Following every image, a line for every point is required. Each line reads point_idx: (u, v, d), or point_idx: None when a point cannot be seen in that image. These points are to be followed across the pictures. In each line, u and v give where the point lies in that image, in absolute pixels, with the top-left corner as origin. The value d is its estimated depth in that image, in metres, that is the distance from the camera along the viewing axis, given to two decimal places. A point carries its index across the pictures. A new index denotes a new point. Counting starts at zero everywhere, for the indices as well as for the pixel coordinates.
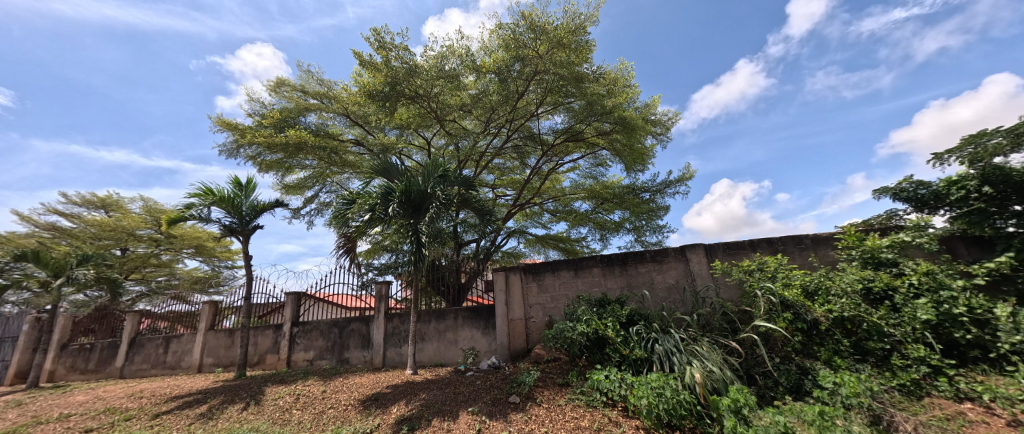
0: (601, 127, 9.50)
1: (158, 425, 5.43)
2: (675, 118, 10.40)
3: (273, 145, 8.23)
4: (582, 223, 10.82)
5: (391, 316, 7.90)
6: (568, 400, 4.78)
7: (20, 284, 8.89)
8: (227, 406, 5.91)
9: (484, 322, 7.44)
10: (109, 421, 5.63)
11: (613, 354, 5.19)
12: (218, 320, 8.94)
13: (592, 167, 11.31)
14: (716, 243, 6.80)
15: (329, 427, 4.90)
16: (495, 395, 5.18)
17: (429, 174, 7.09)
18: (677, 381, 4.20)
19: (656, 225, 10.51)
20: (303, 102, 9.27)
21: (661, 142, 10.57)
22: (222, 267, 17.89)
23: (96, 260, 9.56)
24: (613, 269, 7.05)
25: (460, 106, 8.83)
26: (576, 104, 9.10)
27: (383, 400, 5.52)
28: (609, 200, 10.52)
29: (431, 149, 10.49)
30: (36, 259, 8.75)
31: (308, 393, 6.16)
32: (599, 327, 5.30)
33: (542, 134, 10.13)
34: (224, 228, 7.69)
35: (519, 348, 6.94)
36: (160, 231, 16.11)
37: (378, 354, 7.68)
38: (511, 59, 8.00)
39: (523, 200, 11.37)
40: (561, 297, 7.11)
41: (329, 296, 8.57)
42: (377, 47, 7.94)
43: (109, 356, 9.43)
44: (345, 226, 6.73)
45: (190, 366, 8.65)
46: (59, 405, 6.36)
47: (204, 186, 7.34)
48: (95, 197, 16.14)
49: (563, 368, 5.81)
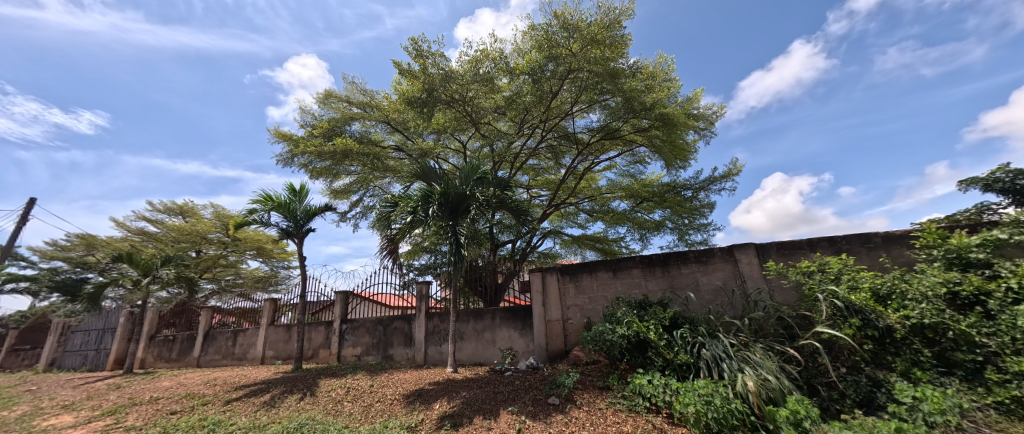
0: (638, 124, 9.27)
1: (229, 411, 5.98)
2: (719, 111, 9.86)
3: (323, 153, 8.78)
4: (620, 224, 10.55)
5: (431, 315, 8.14)
6: (609, 404, 4.67)
7: (117, 282, 10.19)
8: (287, 396, 6.40)
9: (521, 323, 7.46)
10: (189, 405, 6.29)
11: (656, 358, 5.00)
12: (277, 316, 9.68)
13: (630, 164, 11.00)
14: (769, 242, 6.35)
15: (377, 420, 5.15)
16: (534, 396, 5.19)
17: (467, 177, 7.24)
18: (728, 389, 3.98)
19: (699, 224, 10.03)
20: (348, 111, 9.80)
21: (704, 137, 10.07)
22: (279, 267, 19.40)
23: (176, 261, 10.72)
24: (653, 270, 6.81)
25: (495, 108, 8.94)
26: (612, 101, 8.91)
27: (426, 396, 5.71)
28: (648, 199, 10.18)
29: (466, 152, 10.69)
30: (129, 260, 9.98)
31: (357, 387, 6.52)
32: (641, 330, 5.12)
33: (577, 133, 10.00)
34: (281, 231, 8.33)
35: (557, 349, 6.89)
36: (226, 235, 17.76)
37: (419, 352, 7.96)
38: (545, 59, 7.95)
39: (559, 200, 11.27)
40: (600, 298, 6.97)
41: (374, 295, 8.98)
42: (415, 56, 8.25)
43: (187, 347, 10.55)
44: (388, 228, 7.03)
45: (254, 358, 9.45)
46: (149, 389, 7.21)
47: (264, 193, 8.01)
48: (174, 205, 18.11)
49: (603, 371, 5.69)
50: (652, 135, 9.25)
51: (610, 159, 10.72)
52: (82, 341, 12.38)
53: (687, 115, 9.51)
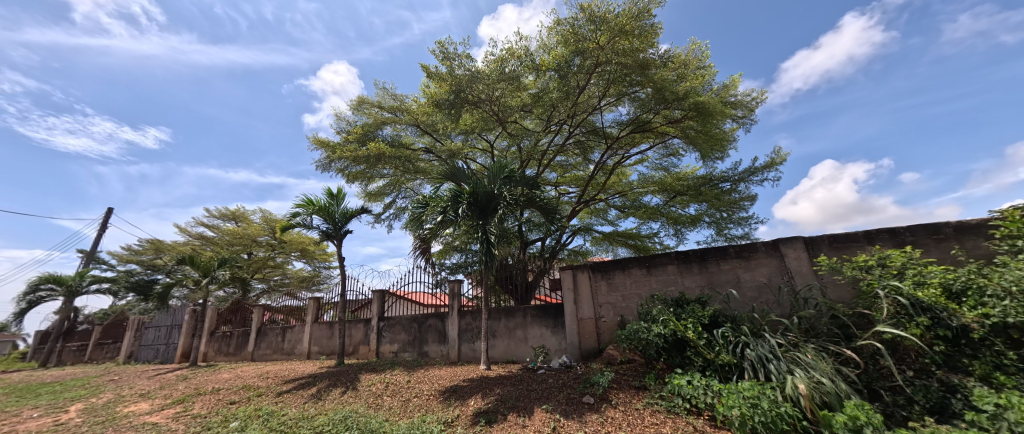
0: (671, 115, 8.99)
1: (281, 402, 6.40)
2: (759, 97, 9.30)
3: (357, 158, 9.15)
4: (653, 219, 10.22)
5: (463, 313, 8.28)
6: (647, 404, 4.54)
7: (181, 282, 11.18)
8: (331, 389, 6.75)
9: (553, 321, 7.40)
10: (246, 395, 6.79)
11: (696, 358, 4.80)
12: (321, 314, 10.23)
13: (662, 157, 10.63)
14: (820, 235, 5.92)
15: (415, 414, 5.31)
16: (568, 395, 5.14)
17: (495, 176, 7.30)
18: (776, 392, 3.75)
19: (739, 218, 9.52)
20: (380, 116, 10.14)
21: (743, 125, 9.56)
22: (321, 267, 20.50)
23: (231, 262, 11.60)
24: (689, 267, 6.54)
25: (521, 106, 8.93)
26: (643, 93, 8.66)
27: (461, 393, 5.82)
28: (683, 193, 9.80)
29: (494, 151, 10.76)
30: (191, 262, 10.91)
31: (395, 382, 6.77)
32: (678, 329, 4.94)
33: (606, 128, 9.82)
34: (322, 234, 8.78)
35: (590, 347, 6.79)
36: (273, 238, 19.01)
37: (453, 349, 8.13)
38: (571, 54, 7.81)
39: (588, 197, 11.09)
40: (633, 296, 6.79)
41: (408, 293, 9.25)
42: (442, 58, 8.39)
43: (242, 342, 11.40)
44: (420, 228, 7.21)
45: (301, 353, 10.06)
46: (211, 381, 7.85)
47: (306, 198, 8.48)
48: (227, 211, 19.60)
49: (638, 370, 5.54)
50: (686, 126, 8.92)
51: (641, 153, 10.42)
52: (154, 336, 13.71)
53: (724, 103, 9.04)
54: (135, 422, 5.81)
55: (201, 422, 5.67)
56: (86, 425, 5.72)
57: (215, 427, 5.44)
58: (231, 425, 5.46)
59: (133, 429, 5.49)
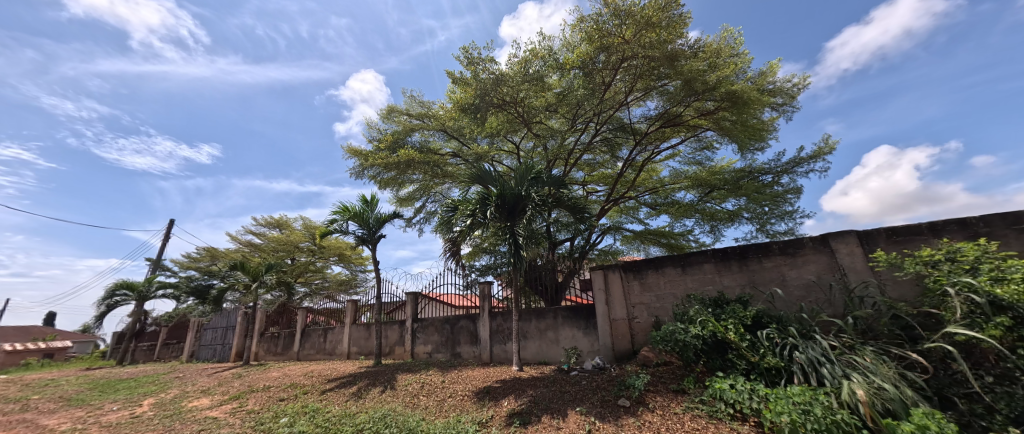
0: (703, 107, 8.66)
1: (325, 399, 6.74)
2: (801, 82, 8.75)
3: (389, 164, 9.47)
4: (687, 216, 9.84)
5: (494, 314, 8.35)
6: (686, 409, 4.36)
7: (233, 287, 12.03)
8: (371, 388, 7.02)
9: (584, 322, 7.28)
10: (293, 393, 7.20)
11: (739, 360, 4.56)
12: (359, 316, 10.66)
13: (695, 151, 10.25)
14: (876, 228, 5.46)
15: (450, 414, 5.41)
16: (603, 397, 5.05)
17: (522, 177, 7.31)
18: (830, 398, 3.50)
19: (783, 212, 8.96)
20: (409, 123, 10.45)
21: (784, 113, 9.03)
22: (357, 271, 21.39)
23: (276, 268, 12.36)
24: (728, 265, 6.24)
25: (546, 106, 8.89)
26: (672, 85, 8.39)
27: (495, 393, 5.87)
28: (719, 187, 9.38)
29: (520, 152, 10.79)
30: (242, 268, 11.73)
31: (431, 382, 6.93)
32: (718, 330, 4.72)
33: (634, 124, 9.62)
34: (358, 239, 9.15)
35: (624, 349, 6.64)
36: (313, 243, 20.06)
37: (485, 350, 8.21)
38: (596, 51, 7.69)
39: (617, 195, 10.87)
40: (668, 296, 6.57)
41: (440, 295, 9.44)
42: (467, 63, 8.52)
43: (288, 343, 12.09)
44: (449, 231, 7.33)
45: (341, 353, 10.54)
46: (262, 378, 8.39)
47: (342, 205, 8.88)
48: (271, 219, 20.90)
49: (676, 373, 5.34)
50: (720, 117, 8.55)
51: (672, 148, 10.09)
52: (211, 337, 14.85)
53: (761, 91, 8.57)
54: (198, 416, 6.31)
55: (255, 417, 6.07)
56: (158, 418, 6.29)
57: (267, 422, 5.81)
58: (282, 421, 5.80)
59: (197, 423, 5.96)
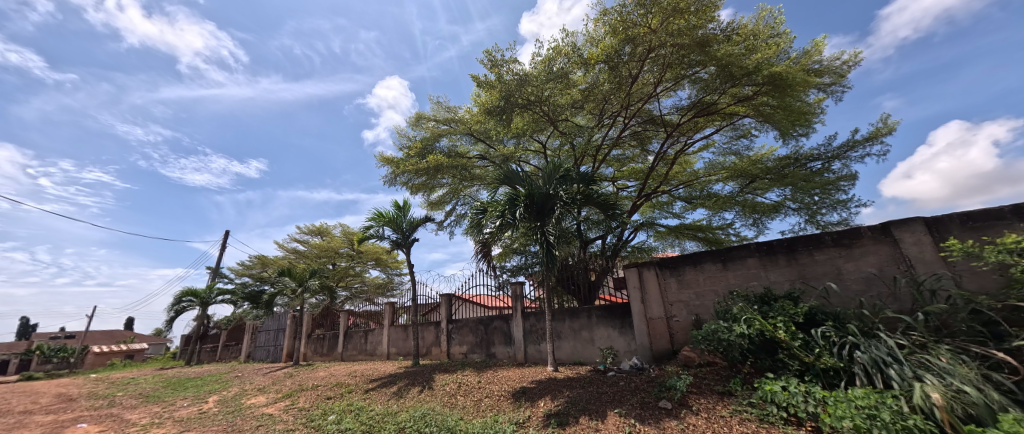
0: (740, 93, 8.23)
1: (369, 398, 7.02)
2: (852, 59, 8.07)
3: (419, 170, 9.72)
4: (726, 209, 9.34)
5: (527, 314, 8.34)
6: (734, 412, 4.12)
7: (282, 292, 12.85)
8: (410, 388, 7.24)
9: (619, 321, 7.10)
10: (339, 392, 7.57)
11: (790, 361, 4.27)
12: (396, 318, 11.03)
13: (731, 140, 9.74)
14: (948, 214, 4.92)
15: (488, 414, 5.47)
16: (642, 399, 4.90)
17: (550, 176, 7.26)
18: (899, 402, 3.19)
19: (836, 201, 8.29)
20: (437, 129, 10.67)
21: (833, 94, 8.38)
22: (393, 274, 22.22)
23: (319, 273, 13.06)
24: (774, 260, 5.88)
25: (572, 103, 8.78)
26: (704, 72, 8.02)
27: (531, 394, 5.86)
28: (761, 177, 8.84)
29: (547, 151, 10.74)
30: (289, 273, 12.52)
31: (467, 382, 7.05)
32: (766, 329, 4.44)
33: (664, 115, 9.32)
34: (393, 243, 9.47)
35: (663, 349, 6.41)
36: (352, 249, 21.07)
37: (520, 351, 8.22)
38: (621, 43, 7.41)
39: (649, 190, 10.56)
40: (708, 293, 6.28)
41: (473, 296, 9.56)
42: (491, 66, 8.59)
43: (332, 344, 12.72)
44: (480, 232, 7.41)
45: (381, 354, 10.96)
46: (310, 378, 8.89)
47: (377, 211, 9.24)
48: (313, 227, 22.15)
49: (721, 374, 5.08)
50: (760, 103, 8.09)
51: (707, 138, 9.66)
52: (264, 339, 15.95)
53: (805, 71, 7.99)
54: (256, 412, 6.78)
55: (305, 414, 6.44)
56: (221, 414, 6.83)
57: (317, 419, 6.14)
58: (330, 418, 6.12)
59: (255, 419, 6.40)
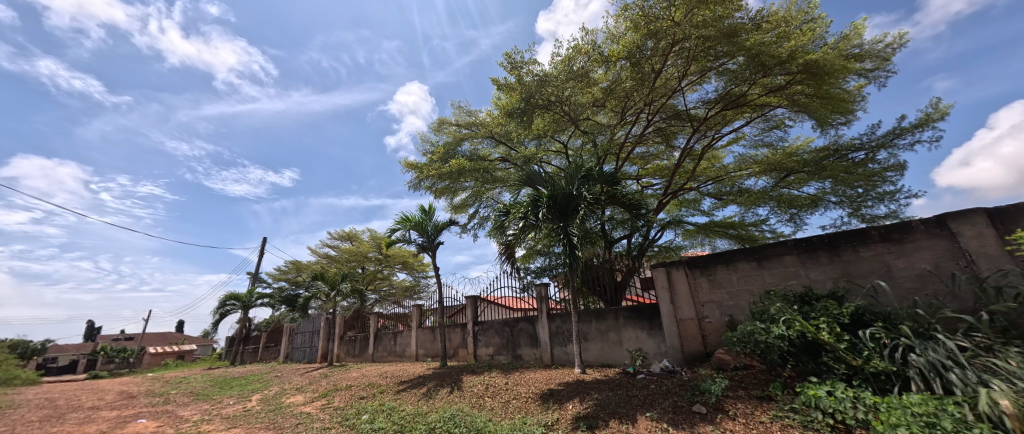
0: (771, 83, 7.88)
1: (400, 398, 7.19)
2: (896, 41, 7.53)
3: (442, 174, 9.89)
4: (760, 205, 8.93)
5: (552, 316, 8.29)
6: (774, 417, 3.91)
7: (316, 295, 13.41)
8: (439, 389, 7.35)
9: (648, 323, 6.92)
10: (371, 392, 7.80)
11: (836, 364, 4.01)
12: (424, 320, 11.25)
13: (763, 132, 9.34)
14: (1014, 204, 4.48)
15: (516, 415, 5.47)
16: (675, 402, 4.75)
17: (573, 176, 7.15)
18: (962, 409, 2.93)
19: (882, 193, 7.75)
20: (459, 133, 10.81)
21: (875, 79, 7.86)
22: (420, 277, 22.71)
23: (350, 276, 13.52)
24: (814, 257, 5.56)
25: (593, 102, 8.68)
26: (733, 63, 7.71)
27: (559, 396, 5.82)
28: (797, 170, 8.40)
29: (569, 151, 10.67)
30: (322, 277, 13.04)
31: (495, 384, 7.09)
32: (808, 330, 4.20)
33: (690, 110, 9.05)
34: (419, 246, 9.68)
35: (695, 351, 6.19)
36: (380, 253, 21.72)
37: (546, 353, 8.17)
38: (643, 38, 7.23)
39: (675, 187, 10.28)
40: (743, 293, 6.02)
41: (498, 298, 9.59)
42: (511, 68, 8.62)
43: (364, 345, 13.12)
44: (503, 234, 7.43)
45: (410, 355, 11.20)
46: (344, 378, 9.21)
47: (404, 215, 9.47)
48: (343, 232, 23.01)
49: (759, 378, 4.84)
50: (794, 92, 7.70)
51: (736, 131, 9.28)
52: (300, 340, 16.68)
53: (844, 57, 7.53)
54: (295, 410, 7.10)
55: (341, 413, 6.68)
56: (264, 412, 7.19)
57: (352, 418, 6.35)
58: (364, 417, 6.31)
59: (294, 417, 6.69)
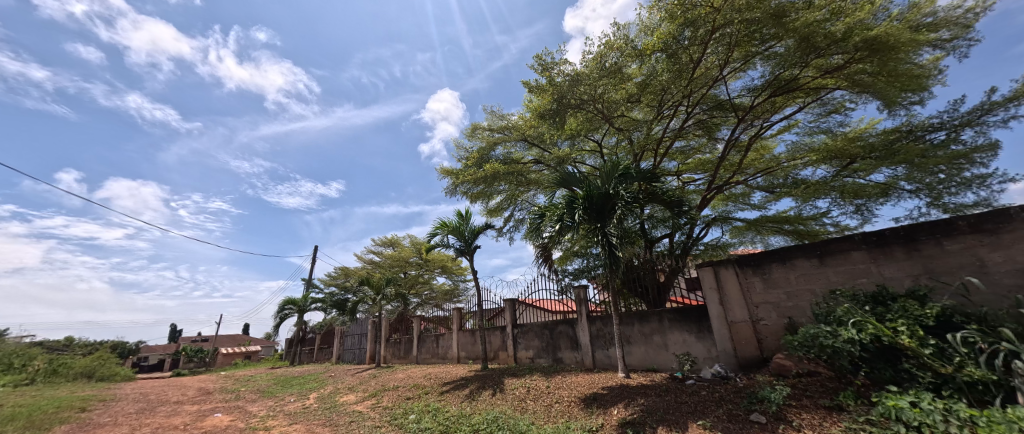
0: (827, 63, 7.25)
1: (444, 400, 7.37)
2: (980, 5, 6.63)
3: (477, 179, 10.06)
4: (819, 197, 8.20)
5: (592, 319, 8.12)
6: (847, 430, 3.54)
7: (363, 299, 14.13)
8: (482, 391, 7.44)
9: (695, 325, 6.57)
10: (417, 392, 8.07)
11: (921, 372, 3.55)
12: (464, 322, 11.46)
13: (819, 118, 8.61)
14: None
15: (559, 420, 5.40)
16: (729, 410, 4.47)
17: (609, 175, 6.96)
18: None
19: (970, 178, 6.83)
20: (492, 138, 10.95)
21: (953, 49, 6.98)
22: (459, 280, 23.24)
23: (393, 281, 14.11)
24: (887, 252, 5.01)
25: (628, 98, 8.44)
26: (781, 46, 7.18)
27: (602, 401, 5.67)
28: (863, 157, 7.62)
29: (603, 150, 10.45)
30: (368, 282, 13.72)
31: (536, 387, 7.05)
32: (883, 333, 3.78)
33: (734, 99, 8.55)
34: (457, 251, 9.89)
35: (750, 356, 5.78)
36: (420, 257, 22.49)
37: (588, 356, 8.01)
38: (680, 28, 6.92)
39: (720, 182, 9.73)
40: (803, 293, 5.55)
41: (536, 301, 9.54)
42: (542, 70, 8.59)
43: (408, 348, 13.60)
44: (539, 237, 7.38)
45: (452, 358, 11.46)
46: (391, 379, 9.60)
47: (442, 221, 9.74)
48: (385, 238, 24.10)
49: (827, 386, 4.41)
50: (855, 71, 7.02)
51: (788, 118, 8.62)
52: (350, 342, 17.64)
53: (913, 28, 6.76)
54: (348, 409, 7.50)
55: (390, 412, 6.96)
56: (321, 409, 7.67)
57: (400, 418, 6.59)
58: (411, 417, 6.54)
59: (348, 415, 7.07)
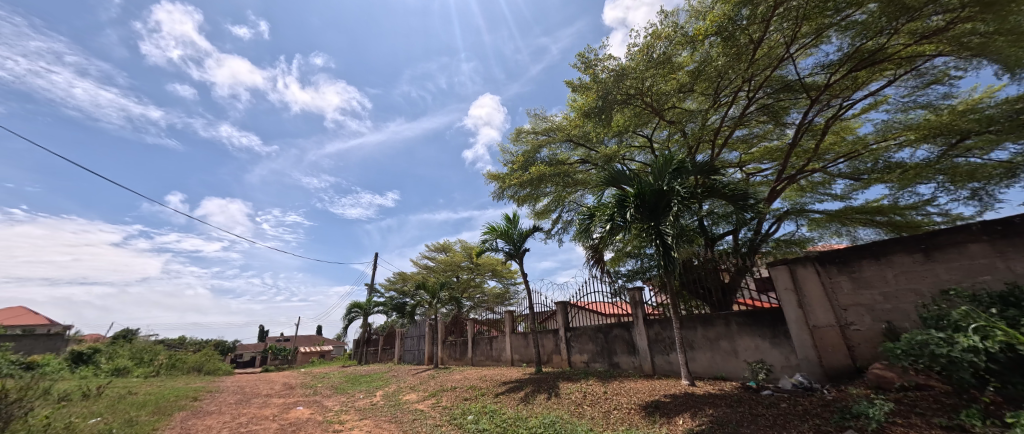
0: (923, 27, 6.25)
1: (500, 402, 7.46)
2: None
3: (524, 183, 10.12)
4: (921, 181, 7.07)
5: (650, 322, 7.73)
6: None
7: (421, 303, 14.85)
8: (537, 394, 7.42)
9: (769, 330, 5.97)
10: (473, 394, 8.26)
11: None
12: (516, 325, 11.53)
13: (914, 90, 7.45)
14: None
15: (619, 427, 5.20)
16: (817, 426, 3.98)
17: (662, 171, 6.58)
18: None
19: None
20: (537, 140, 10.94)
21: None
22: (509, 284, 23.48)
23: (447, 285, 14.63)
24: (1017, 243, 4.19)
25: (679, 88, 7.96)
26: (862, 13, 6.30)
27: (665, 409, 5.37)
28: (979, 132, 6.43)
29: (654, 144, 9.96)
30: (424, 286, 14.38)
31: (592, 392, 6.87)
32: (1018, 340, 3.10)
33: (804, 78, 7.70)
34: (507, 254, 9.99)
35: (840, 366, 5.10)
36: (471, 261, 23.11)
37: (646, 361, 7.62)
38: (736, 8, 6.37)
39: (793, 170, 8.80)
40: (904, 293, 4.80)
41: (588, 304, 9.32)
42: (585, 68, 8.42)
43: (463, 349, 13.99)
44: (589, 237, 7.19)
45: (506, 360, 11.58)
46: (448, 380, 9.95)
47: (491, 225, 9.92)
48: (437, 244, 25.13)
49: (943, 403, 3.73)
50: (963, 32, 6.00)
51: (874, 95, 7.57)
52: (409, 343, 18.59)
53: None
54: (411, 407, 7.89)
55: (449, 412, 7.21)
56: (386, 406, 8.17)
57: (458, 418, 6.78)
58: (469, 418, 6.70)
59: (411, 413, 7.44)
